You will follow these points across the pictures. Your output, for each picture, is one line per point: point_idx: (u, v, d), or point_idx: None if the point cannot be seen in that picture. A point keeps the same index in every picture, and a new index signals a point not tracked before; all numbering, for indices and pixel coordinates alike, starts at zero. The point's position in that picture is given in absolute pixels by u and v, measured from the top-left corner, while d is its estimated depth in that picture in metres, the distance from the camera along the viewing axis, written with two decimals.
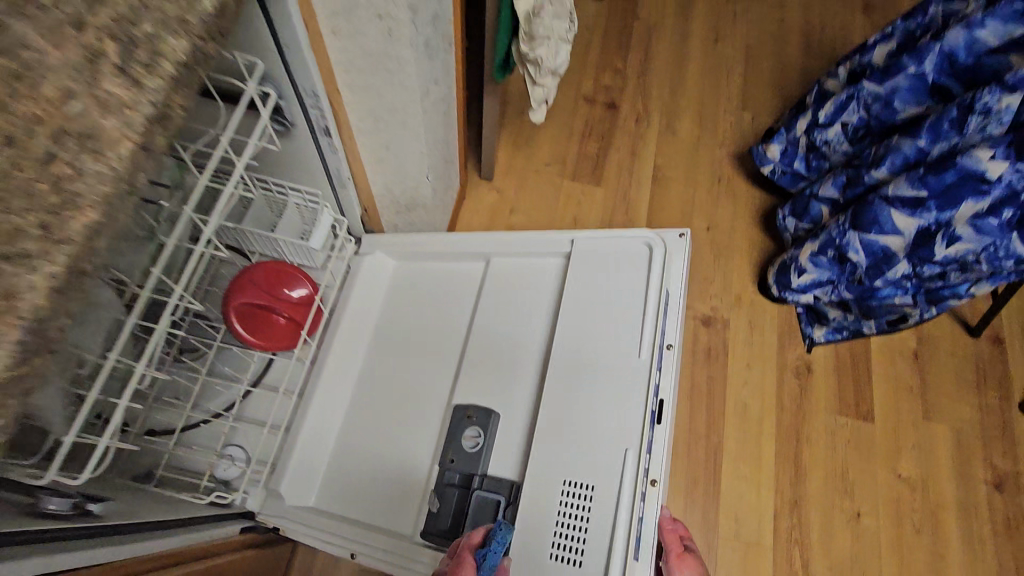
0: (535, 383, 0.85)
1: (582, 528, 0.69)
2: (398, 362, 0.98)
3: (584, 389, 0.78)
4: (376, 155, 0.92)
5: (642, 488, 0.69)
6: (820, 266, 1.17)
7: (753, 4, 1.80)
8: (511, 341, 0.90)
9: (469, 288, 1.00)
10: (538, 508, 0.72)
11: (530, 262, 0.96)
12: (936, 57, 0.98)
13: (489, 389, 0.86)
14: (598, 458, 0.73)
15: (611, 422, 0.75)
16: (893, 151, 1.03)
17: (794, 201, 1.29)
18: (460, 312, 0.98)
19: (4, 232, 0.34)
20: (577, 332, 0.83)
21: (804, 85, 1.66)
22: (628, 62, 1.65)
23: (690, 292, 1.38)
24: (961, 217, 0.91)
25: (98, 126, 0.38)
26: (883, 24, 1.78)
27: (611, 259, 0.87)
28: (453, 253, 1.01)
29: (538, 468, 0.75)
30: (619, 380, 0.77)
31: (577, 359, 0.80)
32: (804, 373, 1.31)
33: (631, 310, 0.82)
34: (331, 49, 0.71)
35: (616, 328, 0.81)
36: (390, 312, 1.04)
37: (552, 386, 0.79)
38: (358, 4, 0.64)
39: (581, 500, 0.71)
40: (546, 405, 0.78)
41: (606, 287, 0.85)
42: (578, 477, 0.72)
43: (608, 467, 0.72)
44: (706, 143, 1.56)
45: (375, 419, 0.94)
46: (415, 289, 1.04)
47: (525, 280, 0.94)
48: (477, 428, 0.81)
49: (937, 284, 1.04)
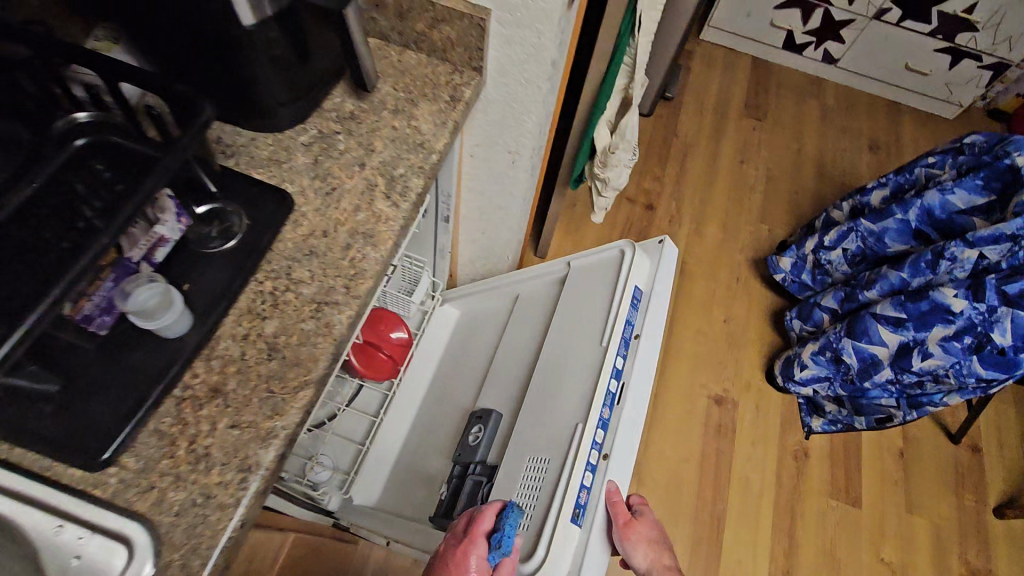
0: (524, 384, 0.98)
1: (535, 497, 0.77)
2: (446, 381, 1.17)
3: (556, 381, 0.88)
4: (473, 237, 1.20)
5: (590, 460, 0.75)
6: (819, 364, 1.38)
7: (776, 133, 2.11)
8: (518, 352, 1.04)
9: (503, 315, 1.17)
10: (507, 483, 0.82)
11: (542, 287, 1.11)
12: (917, 209, 1.24)
13: (499, 395, 1.01)
14: (555, 434, 0.81)
15: (570, 403, 0.83)
16: (882, 277, 1.28)
17: (800, 306, 1.53)
18: (494, 336, 1.15)
19: (324, 289, 0.59)
20: (561, 335, 0.94)
21: (814, 207, 1.94)
22: (666, 171, 1.94)
23: (706, 374, 1.58)
24: (933, 338, 1.13)
25: (374, 228, 0.63)
26: (885, 163, 2.08)
27: (596, 270, 0.97)
28: (493, 289, 1.20)
29: (514, 449, 0.85)
30: (581, 368, 0.86)
31: (555, 356, 0.92)
32: (802, 457, 1.50)
33: (601, 308, 0.91)
34: (467, 167, 0.98)
35: (588, 328, 0.91)
36: (449, 345, 1.24)
37: (535, 382, 0.92)
38: (497, 144, 0.91)
39: (538, 473, 0.79)
40: (527, 398, 0.90)
41: (587, 294, 0.96)
42: (539, 454, 0.81)
43: (560, 442, 0.79)
44: (728, 247, 1.82)
45: (422, 428, 1.12)
46: (467, 324, 1.24)
47: (536, 302, 1.09)
48: (482, 423, 0.95)
49: (916, 391, 1.24)
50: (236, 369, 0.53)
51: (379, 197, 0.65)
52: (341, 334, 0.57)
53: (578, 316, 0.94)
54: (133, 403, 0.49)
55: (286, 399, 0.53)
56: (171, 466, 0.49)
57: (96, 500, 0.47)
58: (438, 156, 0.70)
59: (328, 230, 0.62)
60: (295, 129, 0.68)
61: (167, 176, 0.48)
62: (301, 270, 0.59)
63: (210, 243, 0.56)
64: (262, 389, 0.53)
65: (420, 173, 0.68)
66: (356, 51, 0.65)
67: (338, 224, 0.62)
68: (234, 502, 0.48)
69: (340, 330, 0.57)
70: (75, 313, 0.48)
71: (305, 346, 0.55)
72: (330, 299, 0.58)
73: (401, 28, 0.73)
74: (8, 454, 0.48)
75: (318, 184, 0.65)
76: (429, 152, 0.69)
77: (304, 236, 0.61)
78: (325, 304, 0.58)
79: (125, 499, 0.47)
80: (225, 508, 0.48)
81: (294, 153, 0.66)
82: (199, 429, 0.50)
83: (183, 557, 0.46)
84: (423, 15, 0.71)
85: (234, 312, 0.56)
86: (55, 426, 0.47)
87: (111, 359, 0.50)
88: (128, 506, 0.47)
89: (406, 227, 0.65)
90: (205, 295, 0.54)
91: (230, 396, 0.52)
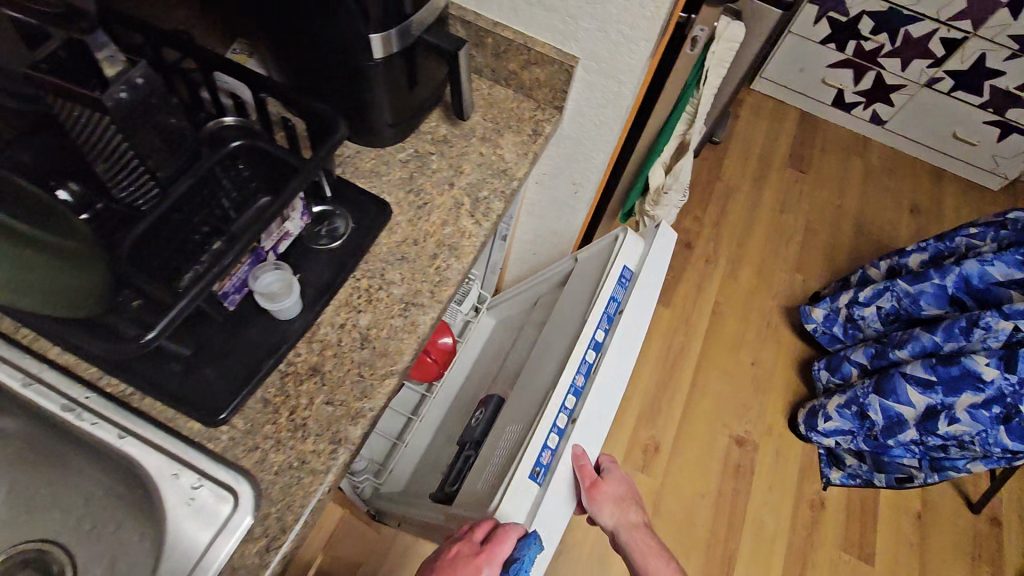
0: (523, 366, 0.94)
1: (500, 465, 0.73)
2: (474, 375, 1.16)
3: (540, 357, 0.83)
4: (521, 257, 1.28)
5: (546, 424, 0.69)
6: (843, 417, 1.41)
7: (818, 186, 2.15)
8: (527, 336, 1.00)
9: (528, 305, 1.13)
10: (488, 455, 0.80)
11: (555, 270, 1.06)
12: (955, 277, 1.27)
13: (506, 381, 0.98)
14: (527, 405, 0.77)
15: (545, 376, 0.77)
16: (914, 339, 1.30)
17: (828, 358, 1.56)
18: (517, 326, 1.12)
19: (413, 291, 0.66)
20: (556, 313, 0.89)
21: (850, 263, 1.97)
22: (706, 213, 1.99)
23: (729, 413, 1.62)
24: (961, 404, 1.16)
25: (459, 242, 0.70)
26: (925, 227, 2.11)
27: (593, 244, 0.90)
28: (525, 283, 1.18)
29: (501, 424, 0.83)
30: (561, 342, 0.79)
31: (547, 334, 0.87)
32: (818, 507, 1.52)
33: (590, 280, 0.83)
34: (530, 193, 1.06)
35: (577, 302, 0.83)
36: (486, 342, 1.24)
37: (529, 361, 0.88)
38: (564, 176, 0.99)
39: (509, 443, 0.75)
40: (518, 376, 0.86)
41: (584, 269, 0.89)
42: (514, 425, 0.77)
43: (529, 412, 0.75)
44: (761, 292, 1.86)
45: (446, 419, 1.13)
46: (501, 320, 1.23)
47: (551, 288, 1.05)
48: (485, 408, 0.93)
49: (940, 454, 1.27)
50: (333, 353, 0.60)
51: (465, 215, 0.72)
52: (424, 333, 0.64)
53: (570, 293, 0.88)
54: (249, 374, 0.56)
55: (375, 385, 0.59)
56: (273, 431, 0.56)
57: (210, 452, 0.54)
58: (518, 182, 0.77)
59: (418, 239, 0.69)
60: (395, 145, 0.76)
61: (303, 185, 0.56)
62: (394, 273, 0.66)
63: (322, 240, 0.64)
64: (354, 373, 0.60)
65: (502, 197, 0.75)
66: (460, 80, 0.72)
67: (427, 235, 0.70)
68: (324, 469, 0.55)
69: (424, 329, 0.64)
70: (220, 291, 0.55)
71: (393, 340, 0.62)
72: (417, 301, 0.65)
73: (495, 65, 0.82)
74: (139, 403, 0.55)
75: (412, 197, 0.72)
76: (511, 178, 0.76)
77: (398, 243, 0.68)
78: (413, 305, 0.65)
79: (234, 454, 0.54)
80: (317, 474, 0.54)
81: (393, 168, 0.74)
82: (300, 402, 0.57)
83: (278, 511, 0.53)
84: (517, 56, 0.79)
85: (335, 303, 0.63)
86: (182, 384, 0.54)
87: (235, 331, 0.58)
88: (236, 461, 0.54)
89: (485, 243, 0.72)
90: (312, 285, 0.62)
91: (327, 376, 0.59)
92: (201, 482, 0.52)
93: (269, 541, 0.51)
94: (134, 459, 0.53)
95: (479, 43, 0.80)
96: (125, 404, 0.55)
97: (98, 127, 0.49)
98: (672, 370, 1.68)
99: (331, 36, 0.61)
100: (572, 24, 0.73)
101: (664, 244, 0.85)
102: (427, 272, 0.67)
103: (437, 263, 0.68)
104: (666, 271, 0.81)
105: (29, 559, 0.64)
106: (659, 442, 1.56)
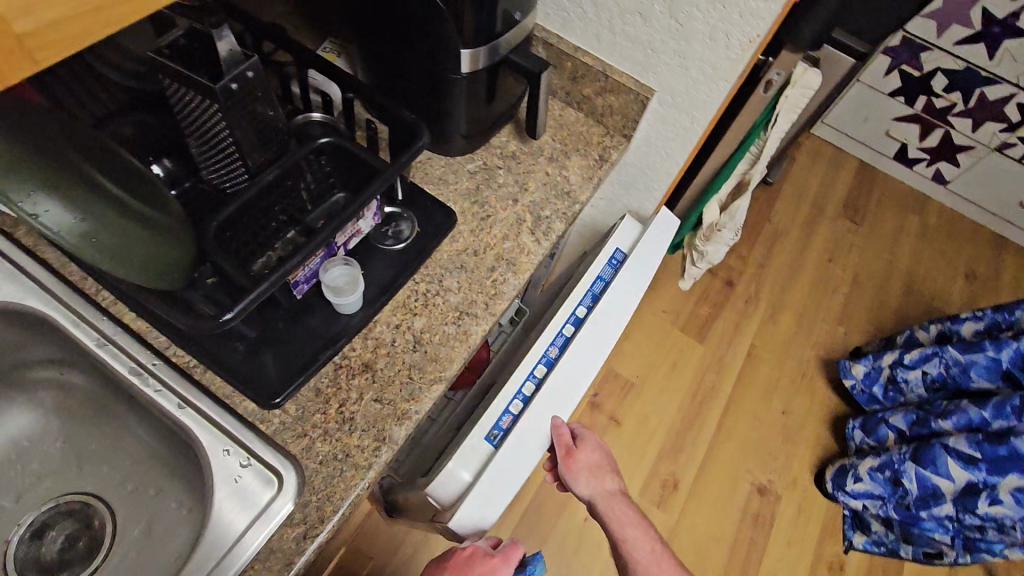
0: (513, 348, 0.95)
1: (466, 427, 0.75)
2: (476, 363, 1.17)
3: (527, 335, 0.85)
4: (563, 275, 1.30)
5: (512, 388, 0.70)
6: (875, 481, 1.36)
7: (871, 239, 2.09)
8: (525, 324, 1.01)
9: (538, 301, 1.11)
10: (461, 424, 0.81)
11: (569, 268, 1.06)
12: (1011, 352, 1.22)
13: (496, 364, 0.99)
14: (505, 374, 0.79)
15: (524, 349, 0.79)
16: (960, 410, 1.25)
17: (864, 418, 1.51)
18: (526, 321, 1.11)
19: (468, 300, 0.67)
20: (551, 297, 0.91)
21: (895, 322, 1.92)
22: (752, 252, 1.96)
23: (753, 460, 1.59)
24: (1005, 485, 1.12)
25: (517, 257, 0.71)
26: (979, 294, 2.04)
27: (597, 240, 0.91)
28: (541, 283, 1.18)
29: (480, 397, 0.84)
30: (545, 318, 0.81)
31: (539, 317, 0.89)
32: (836, 569, 1.48)
33: (584, 266, 0.85)
34: (580, 223, 1.08)
35: (568, 286, 0.84)
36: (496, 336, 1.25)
37: (518, 341, 0.90)
38: (620, 203, 1.00)
39: (480, 409, 0.76)
40: (507, 355, 0.88)
41: (583, 257, 0.91)
42: (488, 394, 0.79)
43: (503, 380, 0.77)
44: (800, 340, 1.82)
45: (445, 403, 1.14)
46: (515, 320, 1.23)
47: (558, 283, 1.05)
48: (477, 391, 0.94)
49: (975, 534, 1.23)
50: (386, 352, 0.62)
51: (526, 231, 0.73)
52: (475, 343, 0.65)
53: (569, 278, 0.89)
54: (306, 363, 0.57)
55: (423, 388, 0.60)
56: (322, 420, 0.57)
57: (260, 432, 0.56)
58: (580, 205, 0.77)
59: (477, 250, 0.70)
60: (464, 156, 0.77)
61: (382, 187, 0.58)
62: (451, 280, 0.67)
63: (386, 241, 0.66)
64: (404, 375, 0.61)
65: (563, 218, 0.75)
66: (537, 102, 0.73)
67: (487, 247, 0.71)
68: (366, 465, 0.55)
69: (476, 339, 0.65)
70: (293, 280, 0.56)
71: (444, 346, 0.63)
72: (470, 311, 0.66)
73: (569, 88, 0.83)
74: (199, 376, 0.57)
75: (476, 208, 0.73)
76: (574, 201, 0.77)
77: (458, 252, 0.70)
78: (467, 314, 0.66)
79: (282, 438, 0.56)
80: (359, 468, 0.55)
81: (460, 177, 0.76)
82: (350, 395, 0.59)
83: (319, 500, 0.54)
84: (593, 81, 0.80)
85: (392, 302, 0.65)
86: (242, 364, 0.56)
87: (296, 319, 0.59)
88: (285, 445, 0.55)
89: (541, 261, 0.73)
90: (373, 283, 0.63)
91: (379, 373, 0.60)
92: (249, 459, 0.55)
93: (306, 529, 0.52)
94: (190, 430, 0.56)
95: (557, 66, 0.81)
96: (186, 375, 0.57)
97: (204, 118, 0.51)
98: (699, 408, 1.66)
99: (424, 47, 0.64)
100: (653, 56, 0.74)
101: (664, 229, 0.84)
102: (483, 283, 0.68)
103: (494, 275, 0.69)
104: (660, 258, 0.81)
105: (72, 510, 0.66)
106: (679, 480, 1.55)
